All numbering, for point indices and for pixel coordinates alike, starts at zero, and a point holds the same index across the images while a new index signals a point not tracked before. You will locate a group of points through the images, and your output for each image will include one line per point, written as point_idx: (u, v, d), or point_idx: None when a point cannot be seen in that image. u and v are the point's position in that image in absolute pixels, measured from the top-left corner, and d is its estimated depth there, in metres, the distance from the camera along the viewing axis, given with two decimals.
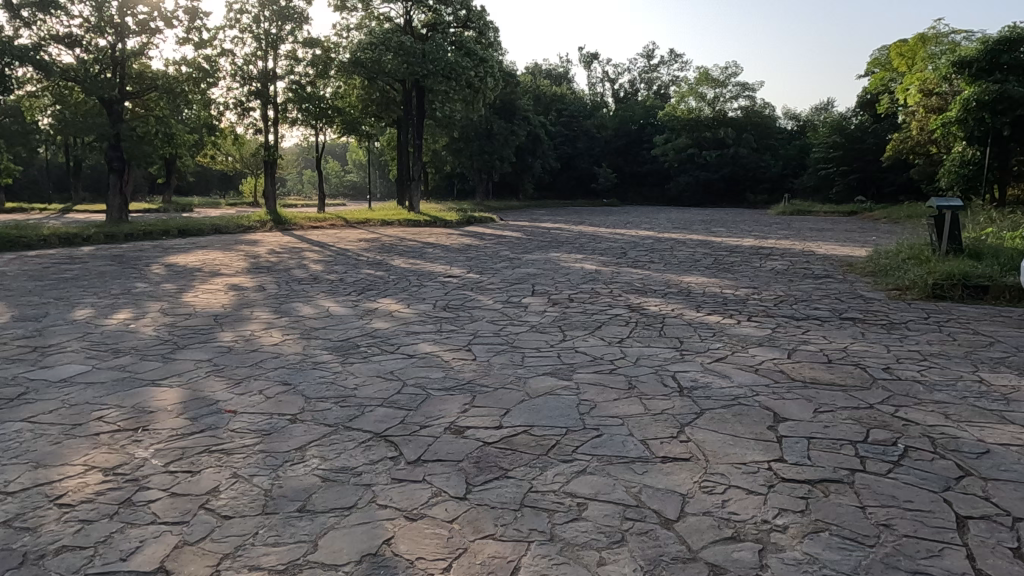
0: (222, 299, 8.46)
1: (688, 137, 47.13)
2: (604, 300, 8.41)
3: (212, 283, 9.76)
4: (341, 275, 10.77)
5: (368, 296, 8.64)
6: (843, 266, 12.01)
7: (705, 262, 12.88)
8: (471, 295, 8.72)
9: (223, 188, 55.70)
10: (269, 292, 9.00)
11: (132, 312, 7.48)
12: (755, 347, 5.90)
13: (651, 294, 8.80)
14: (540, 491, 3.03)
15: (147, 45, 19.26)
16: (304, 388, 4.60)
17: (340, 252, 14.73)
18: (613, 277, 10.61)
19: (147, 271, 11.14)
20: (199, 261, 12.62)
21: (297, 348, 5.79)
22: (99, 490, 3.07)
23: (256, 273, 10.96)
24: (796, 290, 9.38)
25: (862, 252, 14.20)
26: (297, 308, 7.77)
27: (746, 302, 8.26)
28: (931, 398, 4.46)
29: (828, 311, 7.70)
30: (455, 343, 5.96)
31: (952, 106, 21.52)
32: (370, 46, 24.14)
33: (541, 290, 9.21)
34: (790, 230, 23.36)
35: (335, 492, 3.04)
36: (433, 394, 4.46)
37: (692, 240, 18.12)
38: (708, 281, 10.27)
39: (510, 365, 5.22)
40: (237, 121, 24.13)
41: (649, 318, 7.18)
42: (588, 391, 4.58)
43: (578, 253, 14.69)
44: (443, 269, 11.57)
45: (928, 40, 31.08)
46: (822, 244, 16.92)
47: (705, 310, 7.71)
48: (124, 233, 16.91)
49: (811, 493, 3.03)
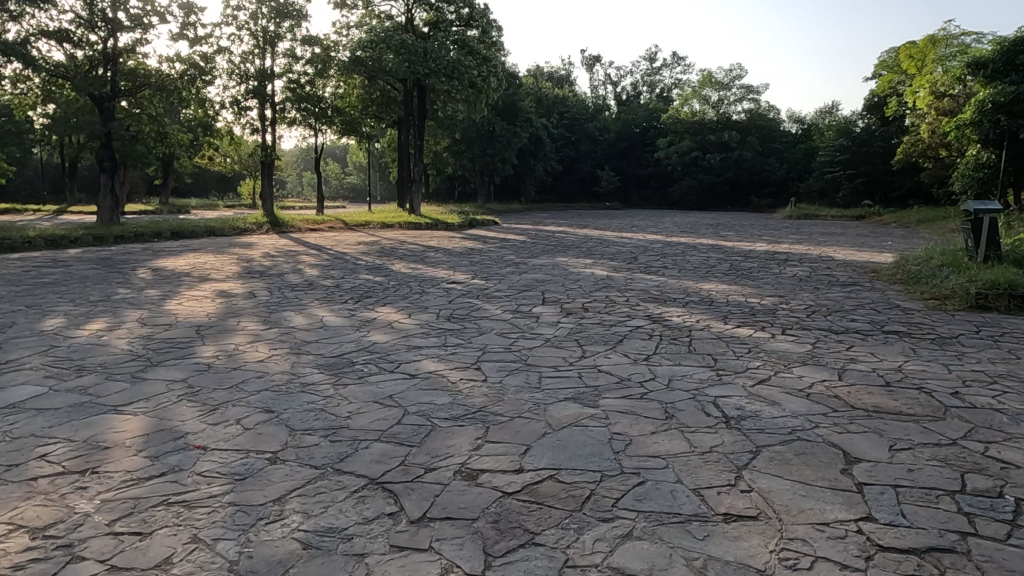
0: (207, 307, 7.80)
1: (693, 140, 46.56)
2: (622, 309, 7.78)
3: (199, 290, 9.11)
4: (338, 281, 10.14)
5: (366, 303, 8.01)
6: (868, 273, 11.38)
7: (722, 268, 12.26)
8: (477, 303, 8.10)
9: (221, 190, 55.08)
10: (259, 300, 8.35)
11: (108, 322, 6.83)
12: (799, 366, 5.27)
13: (671, 304, 8.18)
14: (578, 567, 2.39)
15: (141, 41, 18.68)
16: (288, 418, 3.95)
17: (339, 255, 14.14)
18: (626, 283, 9.99)
19: (133, 276, 10.51)
20: (190, 265, 12.02)
21: (285, 366, 5.13)
22: (20, 562, 2.44)
23: (248, 278, 10.31)
24: (826, 299, 8.75)
25: (884, 258, 13.59)
26: (289, 318, 7.13)
27: (777, 313, 7.62)
28: (1020, 433, 3.81)
29: (868, 324, 7.06)
30: (463, 361, 5.32)
31: (966, 108, 20.98)
32: (370, 45, 23.49)
33: (552, 297, 8.59)
34: (802, 234, 22.74)
35: (319, 565, 2.41)
36: (440, 425, 3.83)
37: (703, 245, 17.50)
38: (729, 288, 9.64)
39: (526, 388, 4.58)
40: (233, 120, 23.54)
41: (674, 331, 6.54)
42: (619, 421, 3.94)
43: (587, 257, 14.08)
44: (446, 274, 10.95)
45: (938, 42, 30.52)
46: (838, 249, 16.30)
47: (732, 321, 7.09)
48: (113, 235, 16.26)
49: (922, 570, 2.39)
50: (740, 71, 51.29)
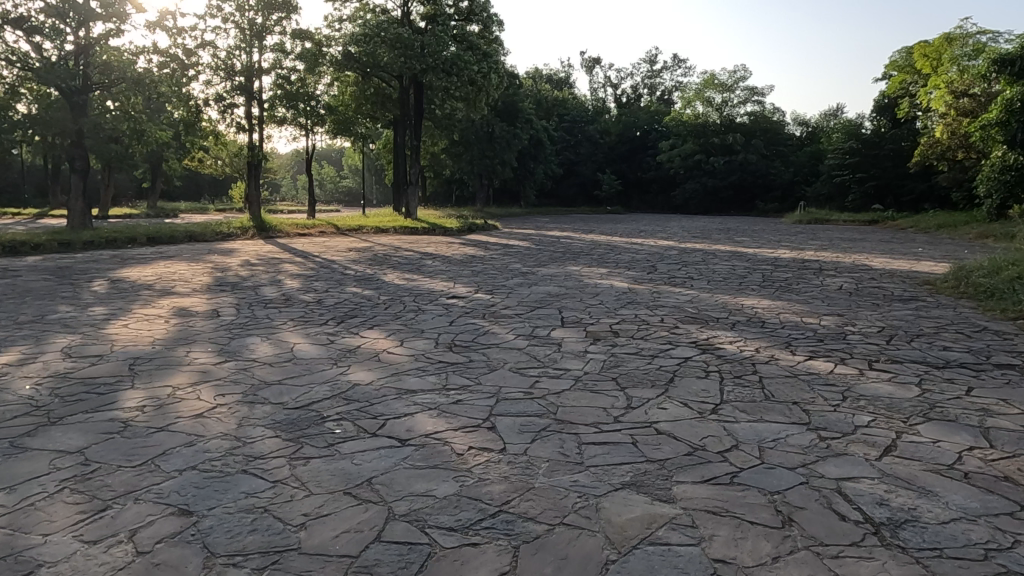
0: (156, 331, 6.39)
1: (695, 143, 45.34)
2: (658, 333, 6.40)
3: (155, 307, 7.73)
4: (321, 295, 8.78)
5: (350, 326, 6.66)
6: (925, 286, 10.02)
7: (755, 279, 10.90)
8: (483, 325, 6.73)
9: (213, 193, 53.80)
10: (222, 321, 6.97)
11: (23, 352, 5.45)
12: (923, 422, 3.91)
13: (715, 325, 6.81)
14: None
15: (115, 32, 17.25)
16: (210, 529, 2.59)
17: (326, 263, 12.80)
18: (654, 298, 8.66)
19: (85, 289, 9.13)
20: (156, 276, 10.65)
21: (227, 426, 3.75)
22: None
23: (217, 292, 8.93)
24: (895, 318, 7.41)
25: (934, 268, 12.23)
26: (251, 347, 5.75)
27: (848, 338, 6.27)
28: None
29: (968, 353, 5.70)
30: (471, 414, 3.95)
31: (993, 108, 19.94)
32: (364, 38, 22.07)
33: (572, 317, 7.22)
34: (821, 239, 21.54)
35: None
36: (441, 547, 2.46)
37: (722, 251, 16.14)
38: (776, 305, 8.29)
39: (562, 466, 3.21)
40: (219, 119, 22.22)
41: (735, 367, 5.18)
42: (716, 534, 2.58)
43: (602, 266, 12.73)
44: (445, 287, 9.57)
45: (953, 41, 29.24)
46: (872, 257, 14.99)
47: (800, 351, 5.72)
48: (81, 241, 14.85)
49: None
50: (743, 73, 50.15)
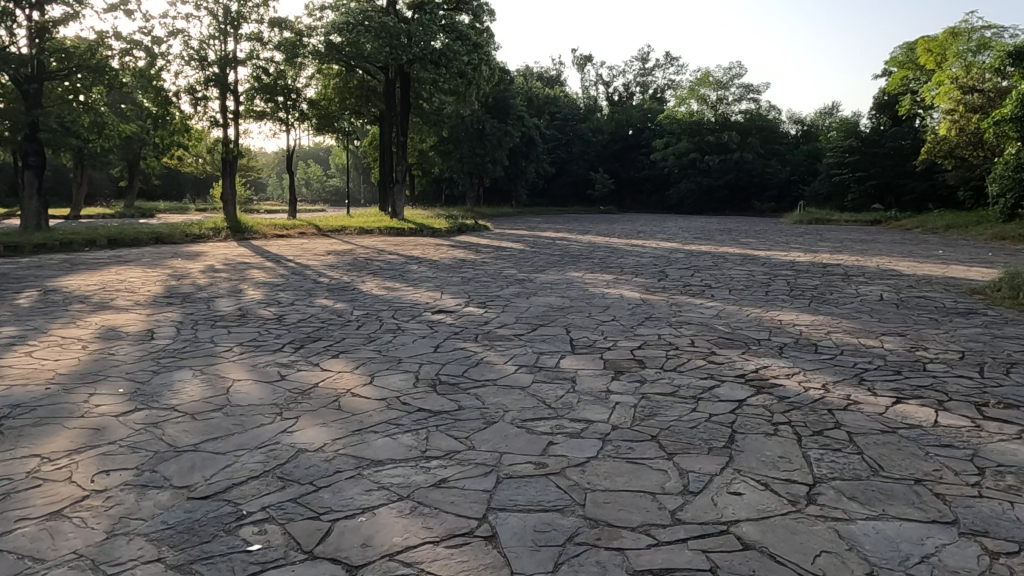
0: (63, 361, 5.09)
1: (690, 141, 44.14)
2: (694, 362, 5.15)
3: (79, 326, 6.42)
4: (283, 309, 7.48)
5: (311, 353, 5.38)
6: (979, 296, 8.79)
7: (780, 287, 9.68)
8: (475, 351, 5.44)
9: (196, 192, 52.21)
10: (155, 344, 5.69)
11: None
12: None
13: (759, 350, 5.55)
14: None
15: (75, 18, 15.85)
16: None
17: (300, 268, 11.52)
18: (675, 313, 7.42)
19: (10, 301, 7.82)
20: (101, 284, 9.35)
21: (87, 540, 2.45)
22: None
23: (162, 305, 7.64)
24: (971, 340, 6.17)
25: (975, 275, 11.01)
26: (176, 386, 4.46)
27: (930, 369, 5.03)
28: None
29: None
30: (460, 510, 2.69)
31: (1007, 103, 18.70)
32: (347, 27, 20.64)
33: (582, 339, 5.95)
34: (829, 241, 20.48)
35: None
36: None
37: (733, 255, 14.93)
38: (820, 321, 7.04)
39: None
40: (192, 113, 20.82)
41: (808, 417, 3.92)
42: None
43: (607, 272, 11.46)
44: (430, 298, 8.30)
45: (958, 35, 28.11)
46: (896, 261, 13.79)
47: (881, 390, 4.46)
48: (30, 245, 13.48)
49: None
50: (737, 70, 49.01)
